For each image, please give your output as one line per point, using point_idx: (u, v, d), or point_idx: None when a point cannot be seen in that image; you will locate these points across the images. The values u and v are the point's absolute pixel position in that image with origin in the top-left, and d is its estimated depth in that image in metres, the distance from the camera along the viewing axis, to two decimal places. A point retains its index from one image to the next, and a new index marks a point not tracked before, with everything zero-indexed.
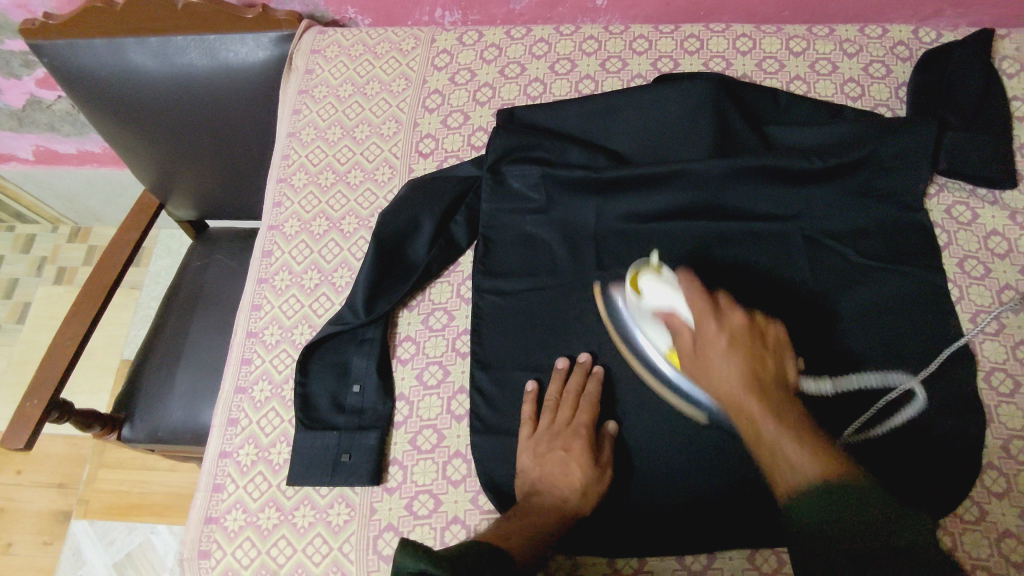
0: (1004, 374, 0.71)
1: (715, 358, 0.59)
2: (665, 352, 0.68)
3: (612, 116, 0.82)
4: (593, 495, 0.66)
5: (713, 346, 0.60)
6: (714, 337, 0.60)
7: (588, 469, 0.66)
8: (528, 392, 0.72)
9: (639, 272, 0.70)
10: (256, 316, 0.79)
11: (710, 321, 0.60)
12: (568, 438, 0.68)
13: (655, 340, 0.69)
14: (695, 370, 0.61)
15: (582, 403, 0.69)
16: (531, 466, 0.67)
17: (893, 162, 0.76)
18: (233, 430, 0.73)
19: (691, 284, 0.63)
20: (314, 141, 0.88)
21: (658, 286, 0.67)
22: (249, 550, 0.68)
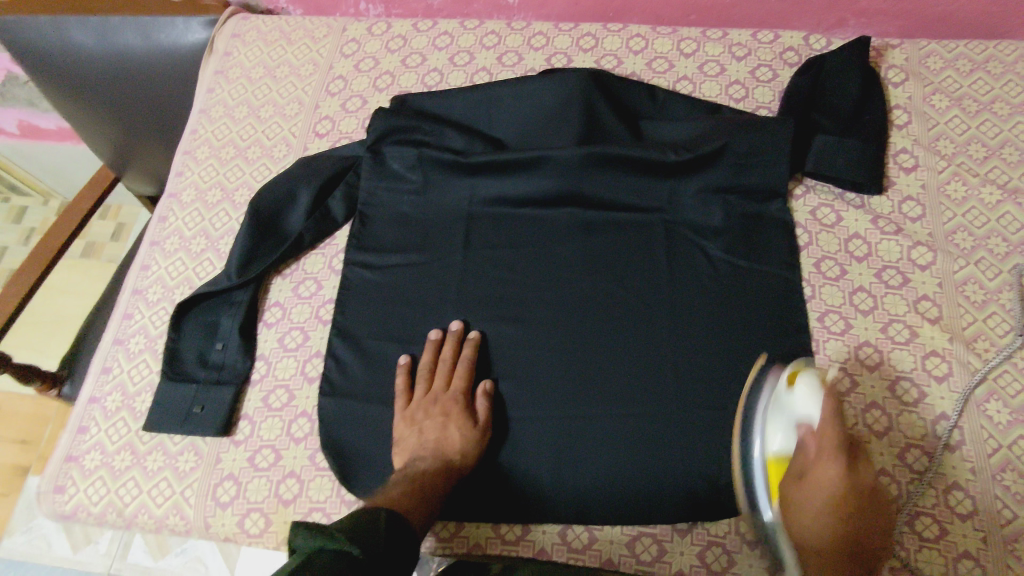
0: (842, 373, 0.73)
1: (813, 504, 0.60)
2: (768, 456, 0.64)
3: (494, 105, 0.86)
4: (471, 456, 0.69)
5: (818, 432, 0.60)
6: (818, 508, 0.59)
7: (466, 433, 0.69)
8: (401, 365, 0.74)
9: (796, 371, 0.65)
10: (143, 275, 0.84)
11: (825, 498, 0.59)
12: (444, 404, 0.71)
13: (773, 439, 0.65)
14: (798, 508, 0.60)
15: (458, 369, 0.73)
16: (406, 428, 0.70)
17: (750, 157, 0.78)
18: (105, 377, 0.78)
19: (833, 426, 0.59)
20: (221, 118, 0.93)
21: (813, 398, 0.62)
22: (100, 488, 0.72)
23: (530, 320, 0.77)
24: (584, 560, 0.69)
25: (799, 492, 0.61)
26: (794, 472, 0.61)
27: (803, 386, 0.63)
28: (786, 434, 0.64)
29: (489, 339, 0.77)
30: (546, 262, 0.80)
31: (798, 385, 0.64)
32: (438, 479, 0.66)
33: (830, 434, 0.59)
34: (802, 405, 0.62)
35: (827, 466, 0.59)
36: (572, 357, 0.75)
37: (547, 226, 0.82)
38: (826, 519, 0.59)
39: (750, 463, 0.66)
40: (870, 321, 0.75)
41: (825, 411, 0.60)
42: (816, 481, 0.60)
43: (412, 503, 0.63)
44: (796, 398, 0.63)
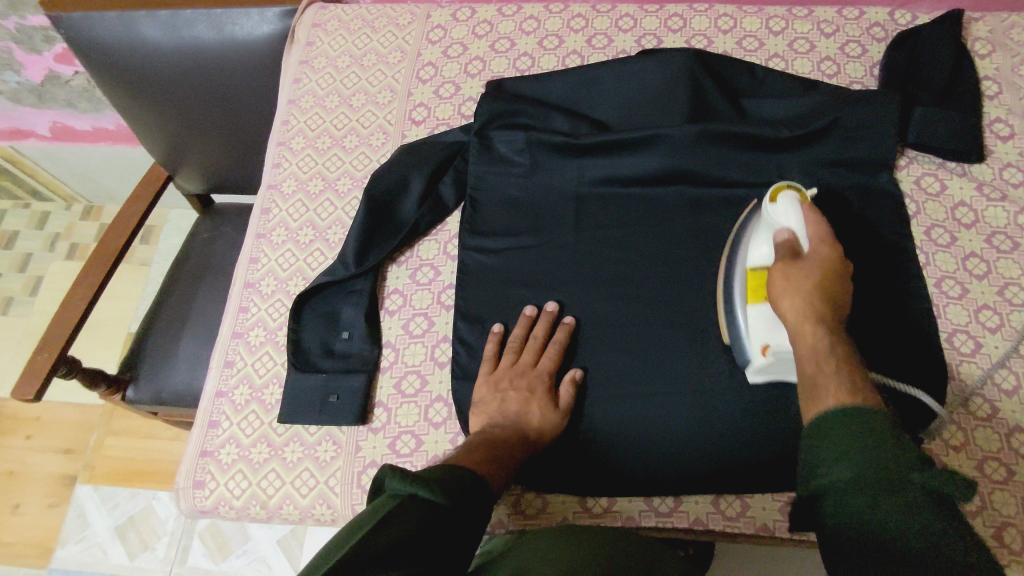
0: (966, 336, 0.76)
1: (795, 289, 0.61)
2: (749, 265, 0.69)
3: (594, 87, 0.87)
4: (547, 434, 0.69)
5: (805, 290, 0.61)
6: (805, 286, 0.61)
7: (547, 411, 0.70)
8: (492, 333, 0.75)
9: (781, 187, 0.69)
10: (253, 268, 0.83)
11: (813, 277, 0.61)
12: (532, 379, 0.71)
13: (756, 251, 0.68)
14: (785, 278, 0.62)
15: (549, 350, 0.74)
16: (487, 394, 0.71)
17: (860, 131, 0.81)
18: (228, 371, 0.78)
19: (823, 252, 0.64)
20: (313, 108, 0.92)
21: (792, 207, 0.66)
22: (241, 481, 0.73)
23: (652, 297, 0.78)
24: (739, 527, 0.71)
25: (784, 276, 0.63)
26: (786, 251, 0.64)
27: (784, 200, 0.67)
28: (769, 244, 0.67)
29: (617, 317, 0.77)
30: (661, 241, 0.80)
31: (779, 199, 0.67)
32: (514, 448, 0.66)
33: (817, 233, 0.64)
34: (784, 216, 0.66)
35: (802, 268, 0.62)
36: (703, 332, 0.75)
37: (658, 205, 0.82)
38: (812, 282, 0.61)
39: (733, 275, 0.71)
40: (985, 284, 0.78)
41: (807, 220, 0.65)
42: (811, 259, 0.63)
43: (494, 466, 0.63)
44: (773, 212, 0.67)
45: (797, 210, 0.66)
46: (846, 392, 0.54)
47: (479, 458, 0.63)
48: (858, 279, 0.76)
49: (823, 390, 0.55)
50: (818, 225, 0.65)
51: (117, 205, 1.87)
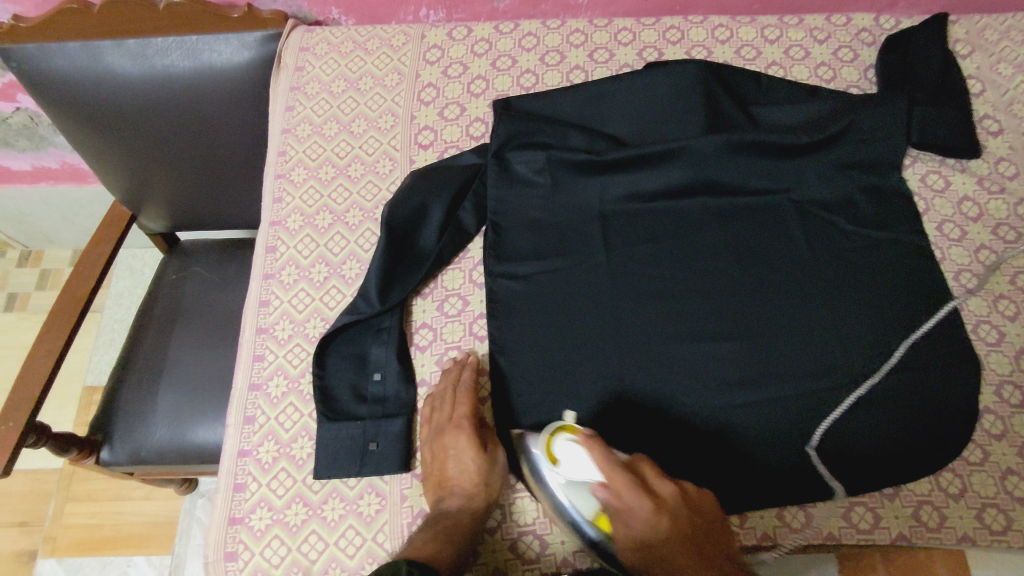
0: (989, 326, 0.77)
1: (668, 563, 0.57)
2: (590, 516, 0.61)
3: (607, 103, 0.86)
4: (489, 484, 0.66)
5: (665, 572, 0.57)
6: (665, 539, 0.57)
7: (477, 461, 0.66)
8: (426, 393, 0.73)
9: (555, 430, 0.62)
10: (265, 312, 0.77)
11: (663, 540, 0.57)
12: (452, 433, 0.67)
13: (580, 502, 0.61)
14: (645, 567, 0.58)
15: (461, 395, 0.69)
16: (429, 463, 0.68)
17: (872, 133, 0.82)
18: (250, 428, 0.71)
19: (624, 480, 0.58)
20: (310, 136, 0.88)
21: (582, 455, 0.59)
22: (279, 548, 0.66)
23: (689, 310, 0.76)
24: (807, 538, 0.69)
25: (641, 568, 0.58)
26: (620, 532, 0.59)
27: (563, 457, 0.60)
28: (589, 497, 0.61)
29: (658, 334, 0.75)
30: (691, 253, 0.80)
31: (559, 457, 0.60)
32: (462, 518, 0.64)
33: (618, 473, 0.58)
34: (576, 472, 0.60)
35: (638, 510, 0.58)
36: (749, 346, 0.74)
37: (683, 218, 0.82)
38: (671, 551, 0.57)
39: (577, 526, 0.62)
40: (998, 275, 0.80)
41: (598, 462, 0.58)
42: (644, 533, 0.58)
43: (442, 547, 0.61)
44: (567, 469, 0.60)
45: (584, 453, 0.59)
46: None
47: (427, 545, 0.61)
48: (887, 281, 0.77)
49: None
50: (606, 455, 0.58)
51: (58, 249, 1.73)
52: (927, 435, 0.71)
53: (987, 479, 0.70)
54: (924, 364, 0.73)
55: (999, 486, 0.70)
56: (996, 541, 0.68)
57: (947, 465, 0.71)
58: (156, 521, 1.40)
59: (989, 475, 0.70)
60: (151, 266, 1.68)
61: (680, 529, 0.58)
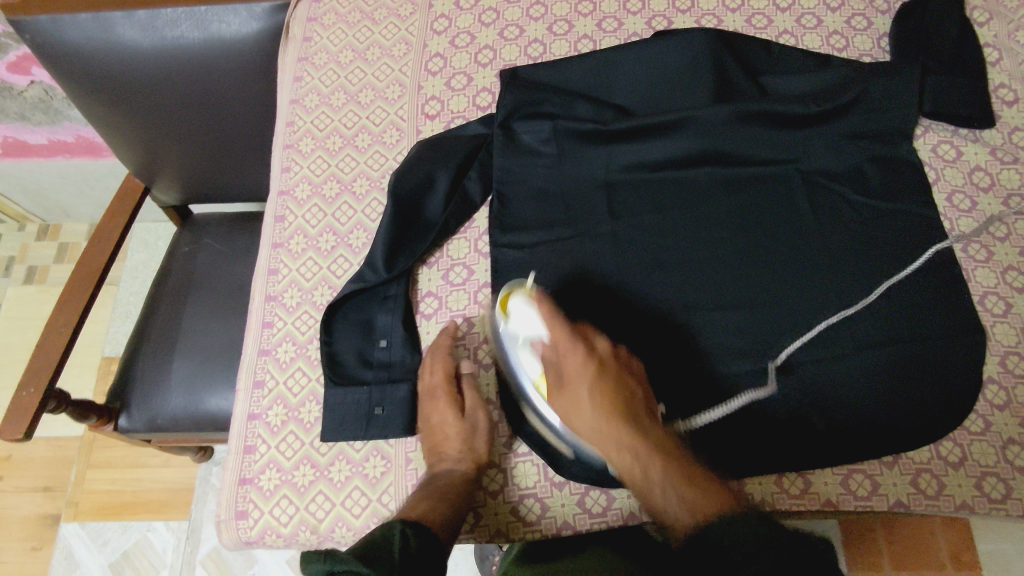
0: (996, 297, 0.77)
1: (587, 414, 0.63)
2: (535, 381, 0.67)
3: (615, 72, 0.85)
4: (476, 448, 0.68)
5: (585, 396, 0.63)
6: (585, 400, 0.63)
7: (457, 427, 0.68)
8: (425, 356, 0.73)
9: (510, 292, 0.69)
10: (274, 280, 0.78)
11: (587, 382, 0.63)
12: (432, 402, 0.70)
13: (527, 367, 0.67)
14: (568, 412, 0.64)
15: (438, 364, 0.71)
16: (422, 432, 0.70)
17: (882, 102, 0.81)
18: (259, 392, 0.73)
19: (561, 330, 0.65)
20: (318, 107, 0.88)
21: (526, 306, 0.66)
22: (287, 507, 0.68)
23: (693, 280, 0.76)
24: (805, 505, 0.70)
25: (563, 399, 0.64)
26: (554, 382, 0.65)
27: (514, 308, 0.67)
28: (531, 356, 0.67)
29: (662, 304, 0.75)
30: (696, 223, 0.80)
31: (510, 309, 0.67)
32: (456, 481, 0.66)
33: (556, 324, 0.65)
34: (521, 326, 0.66)
35: (570, 353, 0.65)
36: (752, 315, 0.74)
37: (690, 188, 0.81)
38: (596, 396, 0.62)
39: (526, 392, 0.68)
40: (1008, 246, 0.79)
41: (544, 314, 0.65)
42: (573, 380, 0.64)
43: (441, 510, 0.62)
44: (516, 322, 0.67)
45: (531, 309, 0.66)
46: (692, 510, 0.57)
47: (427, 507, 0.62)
48: (893, 252, 0.77)
49: (652, 466, 0.60)
50: (554, 316, 0.65)
51: (75, 223, 1.75)
52: (930, 407, 0.71)
53: (988, 449, 0.70)
54: (927, 336, 0.73)
55: (999, 455, 0.70)
56: (994, 509, 0.68)
57: (947, 435, 0.71)
58: (174, 487, 1.44)
59: (990, 445, 0.71)
60: (166, 239, 1.71)
61: (603, 376, 0.63)
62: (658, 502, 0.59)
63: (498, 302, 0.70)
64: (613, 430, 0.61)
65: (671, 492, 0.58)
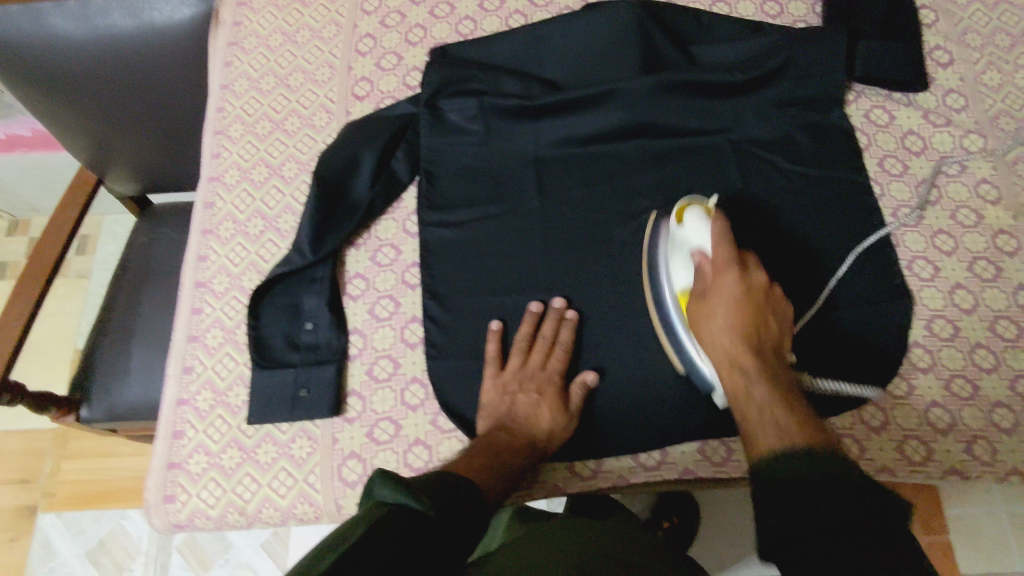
0: (925, 262, 0.76)
1: (718, 321, 0.62)
2: (677, 292, 0.68)
3: (544, 47, 0.84)
4: (557, 441, 0.67)
5: (718, 312, 0.62)
6: (721, 312, 0.62)
7: (557, 419, 0.67)
8: (491, 332, 0.72)
9: (686, 205, 0.70)
10: (203, 266, 0.79)
11: (727, 301, 0.62)
12: (540, 382, 0.69)
13: (677, 276, 0.68)
14: (700, 315, 0.63)
15: (558, 350, 0.70)
16: (495, 399, 0.68)
17: (808, 69, 0.81)
18: (188, 377, 0.74)
19: (722, 248, 0.65)
20: (248, 92, 0.87)
21: (702, 224, 0.67)
22: (214, 490, 0.69)
23: (621, 253, 0.76)
24: (729, 472, 0.70)
25: (694, 307, 0.64)
26: (695, 291, 0.65)
27: (690, 219, 0.68)
28: (686, 267, 0.68)
29: (588, 278, 0.75)
30: (623, 196, 0.79)
31: (686, 219, 0.68)
32: (521, 455, 0.64)
33: (722, 247, 0.65)
34: (694, 235, 0.67)
35: (724, 275, 0.64)
36: None
37: (619, 160, 0.81)
38: (733, 320, 0.61)
39: (662, 303, 0.69)
40: (938, 210, 0.79)
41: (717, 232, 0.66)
42: (714, 291, 0.64)
43: (487, 475, 0.59)
44: (690, 233, 0.68)
45: (707, 225, 0.67)
46: (785, 436, 0.53)
47: (478, 469, 0.60)
48: (819, 219, 0.76)
49: (752, 392, 0.57)
50: (722, 229, 0.66)
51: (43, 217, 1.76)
52: (848, 374, 0.71)
53: (910, 413, 0.71)
54: (850, 302, 0.73)
55: (922, 420, 0.70)
56: (914, 472, 0.69)
57: (870, 400, 0.71)
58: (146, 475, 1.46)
59: (913, 409, 0.71)
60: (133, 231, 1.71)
61: (748, 293, 0.62)
62: (756, 398, 0.57)
63: (673, 212, 0.70)
64: (733, 333, 0.61)
65: (772, 404, 0.56)
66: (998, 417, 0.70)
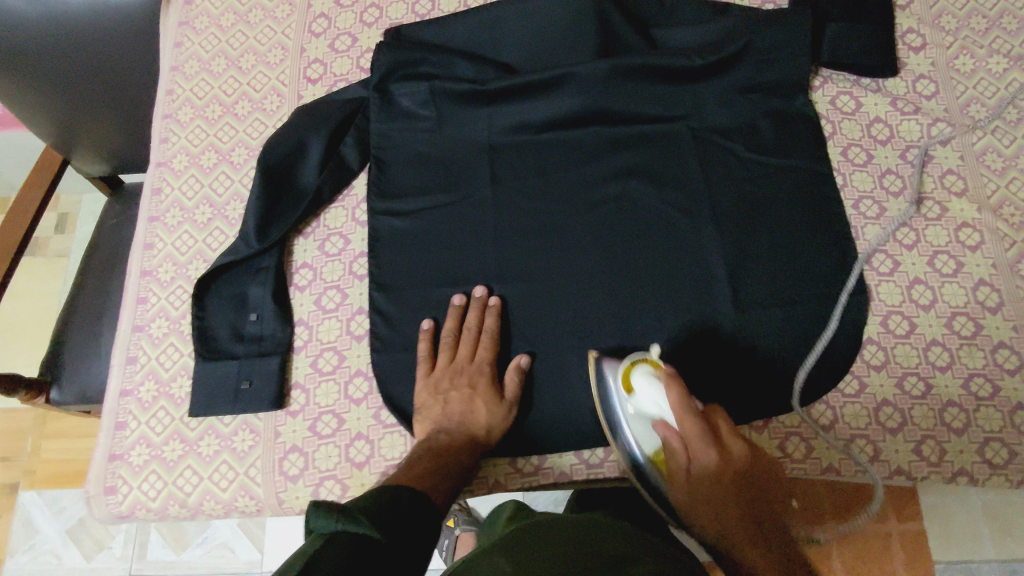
0: (884, 256, 0.74)
1: (704, 528, 0.59)
2: (650, 454, 0.64)
3: (500, 29, 0.81)
4: (498, 430, 0.66)
5: (709, 514, 0.59)
6: (705, 492, 0.59)
7: (492, 407, 0.66)
8: (422, 330, 0.71)
9: (634, 362, 0.64)
10: (149, 254, 0.78)
11: (707, 479, 0.58)
12: (471, 375, 0.68)
13: (644, 437, 0.64)
14: (682, 490, 0.60)
15: (482, 340, 0.69)
16: (429, 403, 0.67)
17: (771, 53, 0.78)
18: (132, 368, 0.73)
19: (693, 425, 0.59)
20: (198, 74, 0.85)
21: (655, 390, 0.62)
22: (155, 482, 0.69)
23: (574, 244, 0.74)
24: None
25: (677, 488, 0.61)
26: (667, 456, 0.61)
27: (640, 386, 0.63)
28: (652, 436, 0.63)
29: (539, 270, 0.74)
30: (578, 185, 0.77)
31: (635, 388, 0.63)
32: (461, 453, 0.63)
33: (682, 400, 0.59)
34: (649, 404, 0.62)
35: (699, 457, 0.59)
36: (626, 279, 0.72)
37: (576, 147, 0.79)
38: (726, 517, 0.57)
39: (635, 461, 0.66)
40: (901, 201, 0.77)
41: (673, 403, 0.59)
42: (692, 475, 0.60)
43: (432, 482, 0.59)
44: (641, 400, 0.63)
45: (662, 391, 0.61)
46: None
47: (419, 475, 0.59)
48: (776, 211, 0.74)
49: None
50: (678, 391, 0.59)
51: None
52: (799, 371, 0.69)
53: (859, 412, 0.69)
54: (804, 297, 0.71)
55: (871, 418, 0.69)
56: (860, 471, 0.68)
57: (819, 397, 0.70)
58: None
59: (863, 407, 0.70)
60: None
61: (728, 476, 0.58)
62: None
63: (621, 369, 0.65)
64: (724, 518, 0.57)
65: None
66: (949, 416, 0.69)
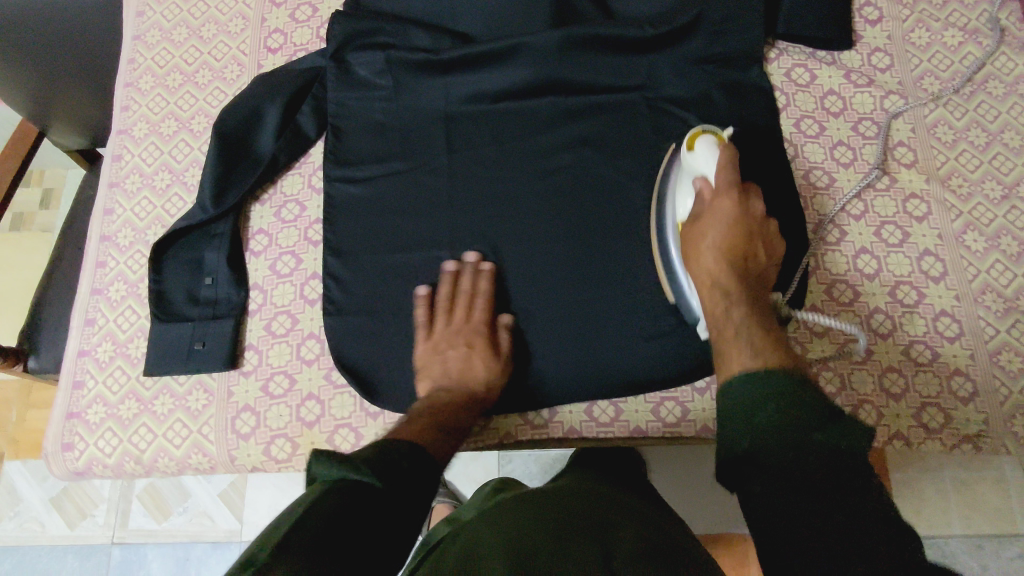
0: (832, 225, 0.75)
1: (708, 254, 0.62)
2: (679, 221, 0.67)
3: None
4: (495, 387, 0.68)
5: (713, 232, 0.62)
6: (717, 229, 0.62)
7: (490, 365, 0.68)
8: (420, 297, 0.72)
9: (700, 132, 0.66)
10: (109, 220, 0.79)
11: (722, 222, 0.62)
12: (468, 335, 0.69)
13: (681, 204, 0.67)
14: (697, 236, 0.63)
15: (480, 301, 0.70)
16: (428, 364, 0.68)
17: (724, 24, 0.78)
18: (90, 330, 0.75)
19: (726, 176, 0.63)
20: (160, 43, 0.86)
21: (711, 153, 0.64)
22: (111, 439, 0.70)
23: (526, 211, 0.75)
24: (613, 432, 0.72)
25: (691, 234, 0.64)
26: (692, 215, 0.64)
27: (700, 147, 0.65)
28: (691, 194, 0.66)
29: (490, 236, 0.75)
30: (532, 153, 0.78)
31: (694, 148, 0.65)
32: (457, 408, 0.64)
33: (727, 175, 0.63)
34: (698, 164, 0.65)
35: (721, 200, 0.62)
36: (573, 246, 0.73)
37: (530, 117, 0.79)
38: (721, 243, 0.61)
39: (666, 234, 0.68)
40: (851, 172, 0.78)
41: (724, 159, 0.63)
42: (709, 212, 0.63)
43: (433, 433, 0.60)
44: (693, 158, 0.65)
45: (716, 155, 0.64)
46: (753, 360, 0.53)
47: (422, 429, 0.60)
48: None
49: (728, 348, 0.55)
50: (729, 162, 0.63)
51: None
52: None
53: None
54: None
55: None
56: None
57: None
58: None
59: None
60: None
61: (744, 228, 0.62)
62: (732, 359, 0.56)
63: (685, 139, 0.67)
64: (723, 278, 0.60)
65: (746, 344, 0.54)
66: (888, 382, 0.70)
